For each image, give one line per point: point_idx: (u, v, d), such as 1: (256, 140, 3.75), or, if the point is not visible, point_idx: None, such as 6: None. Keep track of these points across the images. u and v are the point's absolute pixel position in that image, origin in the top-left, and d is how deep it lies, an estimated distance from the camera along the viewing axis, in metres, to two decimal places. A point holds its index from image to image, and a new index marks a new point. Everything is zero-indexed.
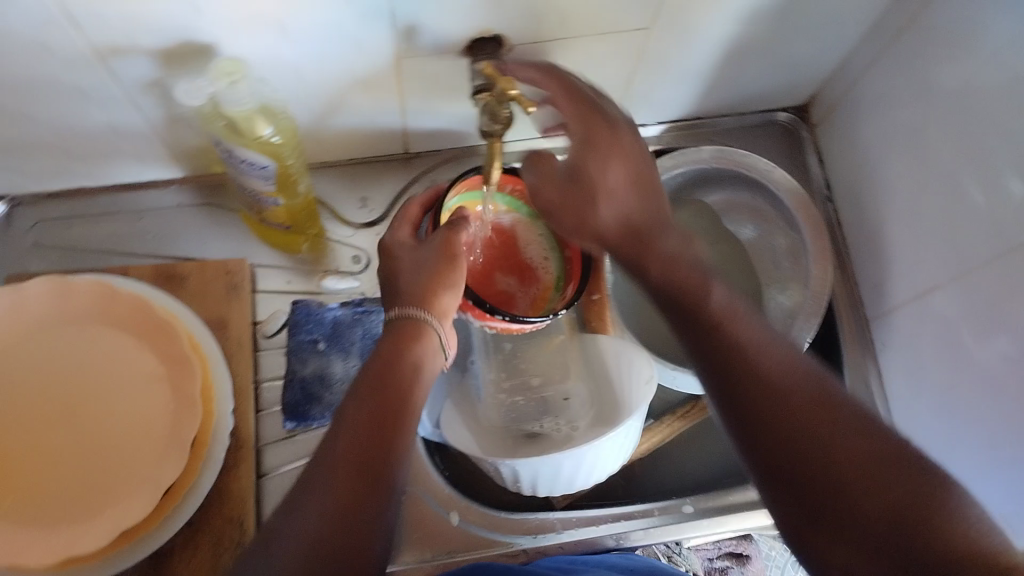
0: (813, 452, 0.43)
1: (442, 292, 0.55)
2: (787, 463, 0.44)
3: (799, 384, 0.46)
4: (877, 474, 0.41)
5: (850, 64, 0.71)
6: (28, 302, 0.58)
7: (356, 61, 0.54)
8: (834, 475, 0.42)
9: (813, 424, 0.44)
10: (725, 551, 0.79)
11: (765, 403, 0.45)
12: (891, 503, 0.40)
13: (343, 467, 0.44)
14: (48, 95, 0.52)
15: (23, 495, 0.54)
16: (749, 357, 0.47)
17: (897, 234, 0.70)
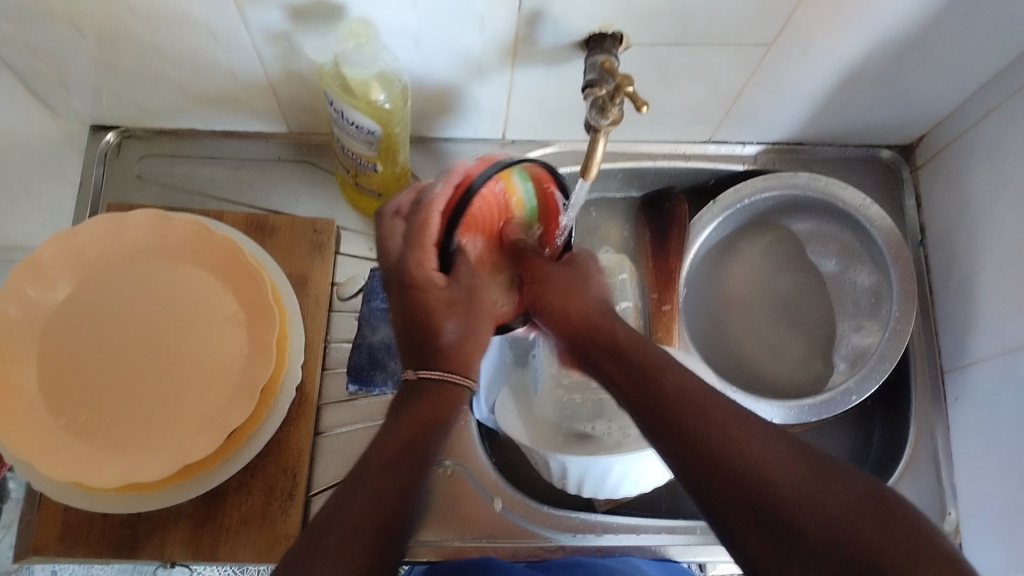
0: (741, 470, 0.42)
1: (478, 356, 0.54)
2: (712, 481, 0.42)
3: (722, 407, 0.46)
4: (814, 489, 0.40)
5: (966, 109, 0.69)
6: (126, 231, 0.60)
7: (476, 39, 0.55)
8: (770, 489, 0.40)
9: (741, 447, 0.43)
10: None
11: (698, 423, 0.45)
12: (840, 515, 0.38)
13: (373, 499, 0.45)
14: (179, 32, 0.53)
15: (98, 414, 0.55)
16: (680, 392, 0.47)
17: (989, 288, 0.68)
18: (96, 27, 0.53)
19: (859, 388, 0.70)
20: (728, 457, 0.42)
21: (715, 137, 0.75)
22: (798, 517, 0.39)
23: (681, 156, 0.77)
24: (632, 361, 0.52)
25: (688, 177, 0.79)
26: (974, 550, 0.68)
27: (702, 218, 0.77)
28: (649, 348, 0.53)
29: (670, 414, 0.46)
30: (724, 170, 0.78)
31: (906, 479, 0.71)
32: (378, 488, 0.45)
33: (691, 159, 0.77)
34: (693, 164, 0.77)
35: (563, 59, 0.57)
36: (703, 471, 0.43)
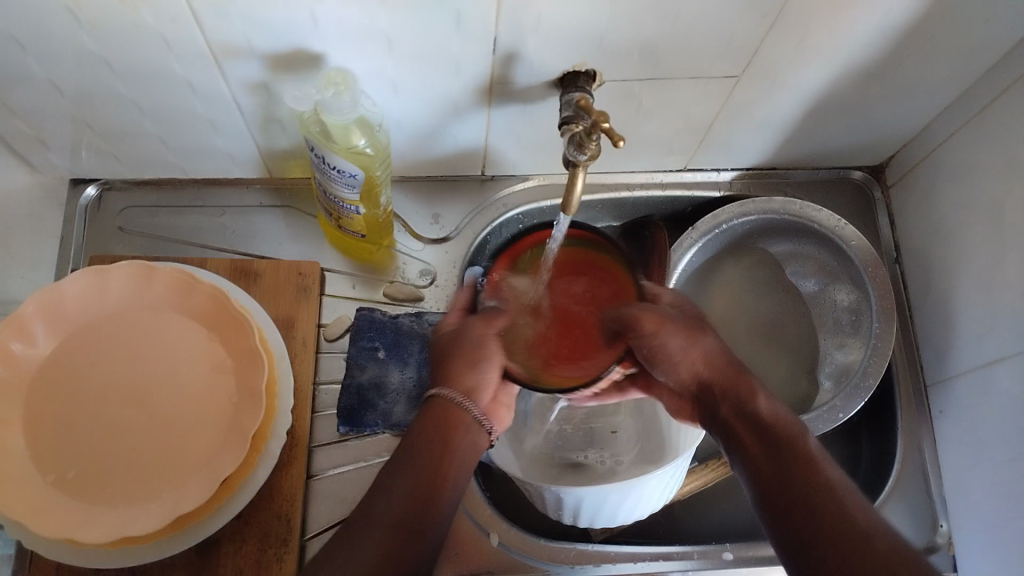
0: (831, 533, 0.47)
1: (467, 370, 0.54)
2: (811, 553, 0.47)
3: (822, 488, 0.49)
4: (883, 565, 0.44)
5: (932, 130, 0.71)
6: (110, 284, 0.60)
7: (453, 82, 0.56)
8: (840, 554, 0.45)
9: (832, 507, 0.48)
10: None
11: (832, 541, 0.46)
12: None
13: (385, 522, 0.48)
14: (160, 87, 0.54)
15: (86, 469, 0.55)
16: (800, 479, 0.50)
17: (966, 302, 0.69)
18: (76, 85, 0.53)
19: (845, 407, 0.71)
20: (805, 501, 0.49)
21: (690, 165, 0.76)
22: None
23: (658, 186, 0.78)
24: (780, 445, 0.52)
25: (666, 205, 0.80)
26: (967, 561, 0.69)
27: (683, 245, 0.77)
28: (807, 438, 0.53)
29: (769, 448, 0.52)
30: (701, 197, 0.79)
31: (895, 495, 0.72)
32: (390, 512, 0.49)
33: (668, 187, 0.78)
34: (670, 192, 0.78)
35: (538, 97, 0.58)
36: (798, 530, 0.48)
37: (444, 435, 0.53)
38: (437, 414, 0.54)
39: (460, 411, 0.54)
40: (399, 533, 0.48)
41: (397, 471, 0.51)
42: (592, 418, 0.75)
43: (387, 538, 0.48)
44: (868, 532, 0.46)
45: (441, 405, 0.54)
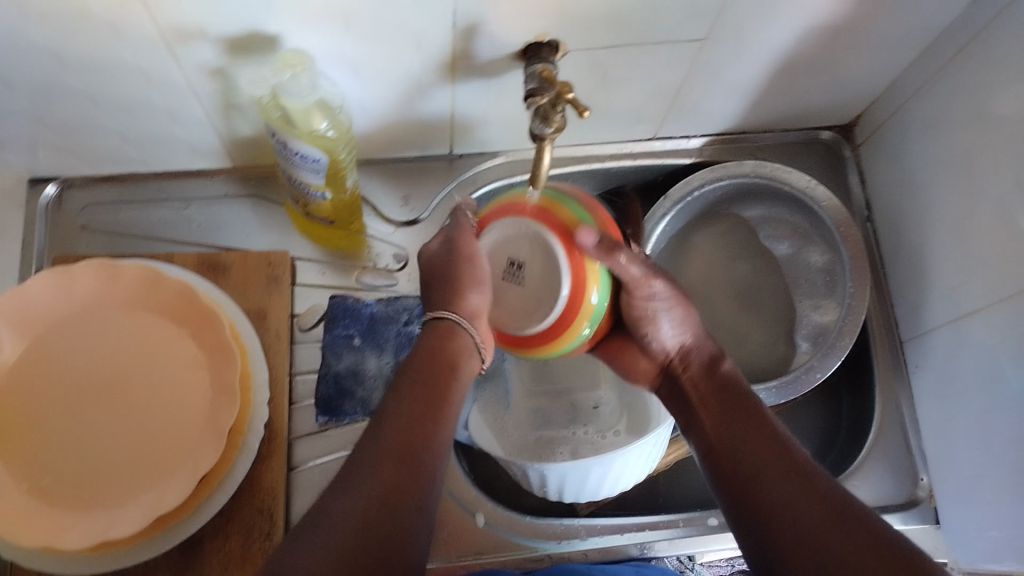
0: (762, 499, 0.49)
1: (459, 297, 0.54)
2: (745, 502, 0.50)
3: (754, 434, 0.53)
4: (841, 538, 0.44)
5: (898, 86, 0.71)
6: (73, 284, 0.58)
7: (414, 58, 0.55)
8: (795, 531, 0.46)
9: (767, 468, 0.50)
10: (736, 568, 0.73)
11: (752, 482, 0.50)
12: (809, 532, 0.45)
13: (388, 455, 0.47)
14: (111, 77, 0.52)
15: (60, 474, 0.54)
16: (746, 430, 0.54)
17: (937, 257, 0.70)
18: (26, 80, 0.51)
19: (823, 366, 0.71)
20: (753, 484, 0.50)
21: (659, 133, 0.76)
22: (792, 523, 0.46)
23: (629, 155, 0.77)
24: (724, 403, 0.57)
25: (636, 175, 0.80)
26: (949, 514, 0.70)
27: (654, 215, 0.77)
28: (759, 421, 0.54)
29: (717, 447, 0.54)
30: (671, 165, 0.79)
31: (876, 453, 0.73)
32: (395, 442, 0.48)
33: (639, 157, 0.78)
34: (640, 161, 0.78)
35: (503, 71, 0.57)
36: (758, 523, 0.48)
37: (438, 372, 0.52)
38: (433, 344, 0.54)
39: (464, 334, 0.54)
40: (392, 487, 0.46)
41: (380, 431, 0.49)
42: (574, 392, 0.74)
43: (379, 497, 0.45)
44: (790, 475, 0.49)
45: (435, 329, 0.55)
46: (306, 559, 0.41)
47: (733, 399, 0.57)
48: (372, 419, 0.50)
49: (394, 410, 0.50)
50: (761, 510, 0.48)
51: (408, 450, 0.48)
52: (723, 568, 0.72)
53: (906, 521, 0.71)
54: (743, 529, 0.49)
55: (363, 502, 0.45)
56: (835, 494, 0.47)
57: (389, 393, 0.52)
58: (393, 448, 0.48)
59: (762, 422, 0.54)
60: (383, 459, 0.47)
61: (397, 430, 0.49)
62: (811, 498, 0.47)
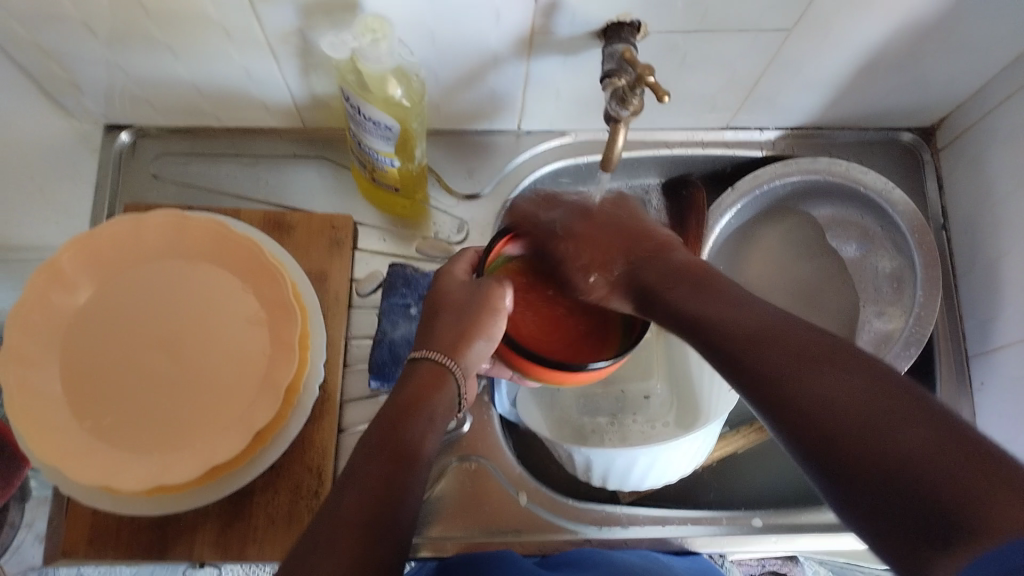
0: (793, 401, 0.39)
1: (463, 335, 0.51)
2: (736, 363, 0.43)
3: (768, 330, 0.43)
4: (895, 415, 0.35)
5: (988, 91, 0.68)
6: (144, 230, 0.59)
7: (492, 31, 0.54)
8: (834, 421, 0.37)
9: (779, 358, 0.41)
10: (767, 568, 0.75)
11: (756, 347, 0.43)
12: (837, 395, 0.37)
13: (349, 525, 0.42)
14: (192, 30, 0.53)
15: (121, 415, 0.55)
16: (748, 333, 0.44)
17: (1013, 272, 0.67)
18: (112, 28, 0.52)
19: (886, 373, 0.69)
20: (775, 379, 0.41)
21: (732, 123, 0.74)
22: (807, 403, 0.38)
23: (698, 144, 0.76)
24: (701, 305, 0.48)
25: (705, 165, 0.78)
26: None
27: (722, 204, 0.76)
28: (728, 292, 0.48)
29: (710, 322, 0.46)
30: (741, 156, 0.77)
31: None
32: (357, 513, 0.42)
33: (709, 146, 0.76)
34: (710, 151, 0.76)
35: (580, 49, 0.57)
36: (761, 383, 0.41)
37: (414, 426, 0.48)
38: (407, 400, 0.50)
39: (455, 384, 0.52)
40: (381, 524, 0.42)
41: (343, 496, 0.44)
42: (624, 382, 0.74)
43: (364, 531, 0.42)
44: (825, 363, 0.39)
45: (431, 365, 0.52)
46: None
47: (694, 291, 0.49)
48: (336, 484, 0.45)
49: (362, 464, 0.46)
50: (795, 413, 0.39)
51: (391, 482, 0.45)
52: (754, 567, 0.75)
53: None
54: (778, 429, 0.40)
55: None
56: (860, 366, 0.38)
57: (355, 452, 0.47)
58: (355, 515, 0.42)
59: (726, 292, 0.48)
60: (333, 539, 0.41)
61: (359, 498, 0.43)
62: (805, 353, 0.40)
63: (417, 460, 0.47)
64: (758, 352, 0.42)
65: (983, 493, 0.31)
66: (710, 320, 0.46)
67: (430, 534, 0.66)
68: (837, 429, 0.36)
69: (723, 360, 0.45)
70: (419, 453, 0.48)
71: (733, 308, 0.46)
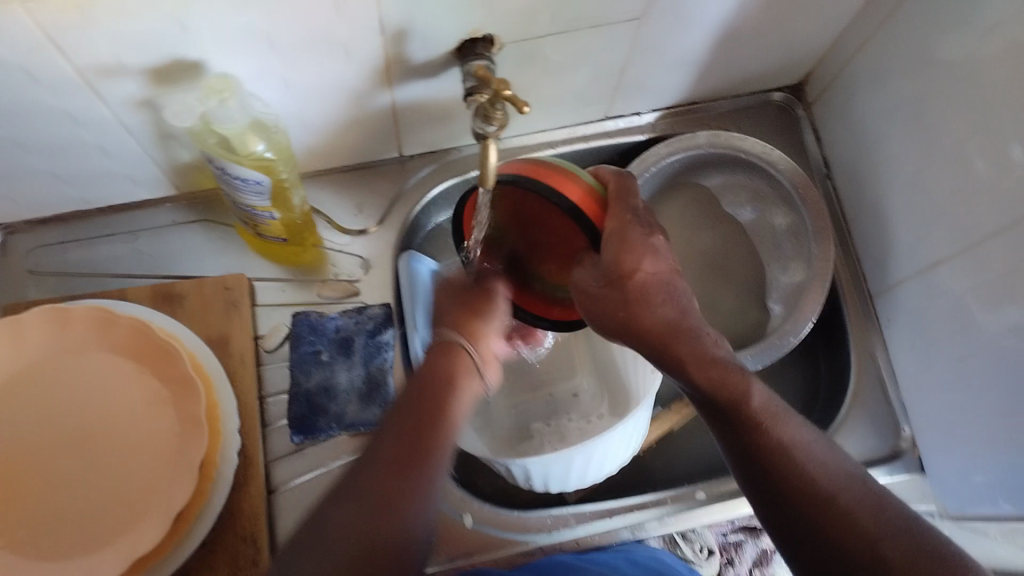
0: (806, 507, 0.46)
1: (472, 318, 0.57)
2: (746, 452, 0.49)
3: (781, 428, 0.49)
4: (901, 549, 0.43)
5: (844, 41, 0.70)
6: (23, 331, 0.57)
7: (347, 68, 0.53)
8: (852, 546, 0.44)
9: (793, 464, 0.47)
10: (739, 526, 0.78)
11: (765, 444, 0.49)
12: (845, 513, 0.45)
13: (388, 465, 0.46)
14: (35, 120, 0.51)
15: (30, 524, 0.53)
16: (765, 424, 0.49)
17: (897, 211, 0.69)
18: None
19: (794, 330, 0.70)
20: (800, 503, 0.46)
21: (610, 112, 0.75)
22: (821, 514, 0.45)
23: (582, 139, 0.76)
24: (712, 399, 0.51)
25: (591, 157, 0.79)
26: (932, 461, 0.70)
27: None
28: (728, 369, 0.52)
29: (724, 405, 0.50)
30: (625, 143, 0.78)
31: (856, 409, 0.74)
32: (393, 453, 0.47)
33: (592, 139, 0.77)
34: (594, 144, 0.77)
35: (440, 70, 0.56)
36: (771, 481, 0.48)
37: (436, 386, 0.51)
38: (434, 365, 0.53)
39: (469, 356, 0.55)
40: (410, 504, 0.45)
41: (381, 444, 0.48)
42: (552, 385, 0.75)
43: (396, 472, 0.46)
44: (832, 479, 0.47)
45: (446, 346, 0.55)
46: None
47: (699, 379, 0.51)
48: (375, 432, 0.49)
49: (392, 428, 0.48)
50: (803, 520, 0.46)
51: (427, 430, 0.49)
52: (726, 528, 0.77)
53: (894, 474, 0.71)
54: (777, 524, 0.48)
55: (348, 533, 0.43)
56: (869, 493, 0.46)
57: (394, 403, 0.52)
58: (393, 458, 0.47)
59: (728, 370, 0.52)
60: (358, 494, 0.45)
61: (396, 442, 0.47)
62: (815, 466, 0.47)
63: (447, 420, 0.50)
64: (773, 450, 0.48)
65: None
66: (724, 404, 0.50)
67: None
68: (848, 551, 0.44)
69: (752, 480, 0.49)
70: (448, 411, 0.51)
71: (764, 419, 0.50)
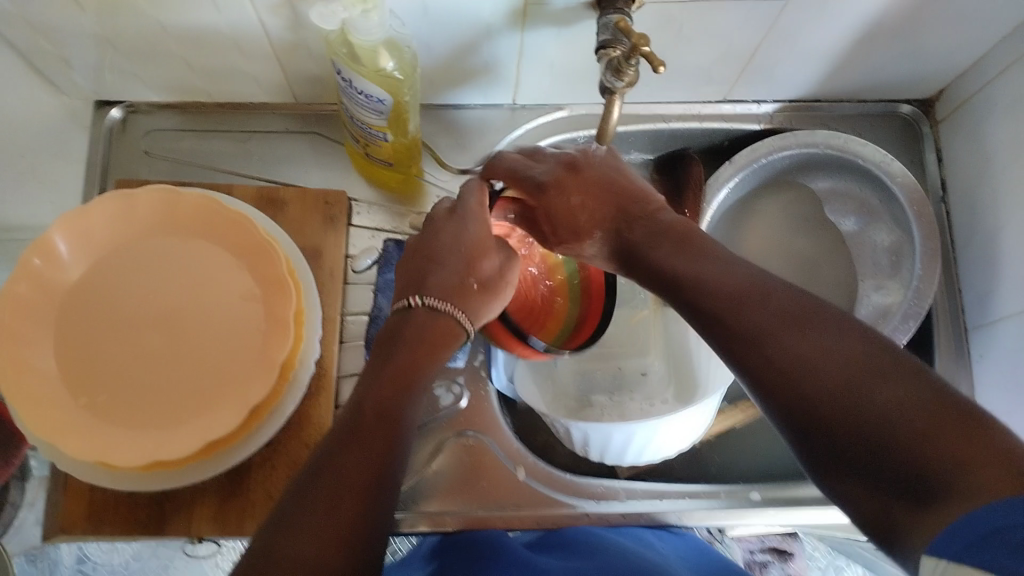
0: (779, 367, 0.40)
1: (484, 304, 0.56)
2: (716, 329, 0.45)
3: (775, 303, 0.43)
4: (871, 372, 0.37)
5: (988, 62, 0.68)
6: (137, 208, 0.59)
7: (485, 1, 0.53)
8: (819, 392, 0.38)
9: (773, 332, 0.41)
10: (767, 545, 0.79)
11: (737, 311, 0.44)
12: (842, 377, 0.38)
13: (364, 425, 0.45)
14: (180, 3, 0.52)
15: (117, 392, 0.55)
16: (718, 286, 0.46)
17: (1014, 244, 0.67)
18: (97, 0, 0.52)
19: None
20: (827, 400, 0.38)
21: (730, 96, 0.74)
22: (800, 374, 0.39)
23: (696, 117, 0.75)
24: (662, 259, 0.50)
25: (702, 139, 0.78)
26: None
27: (719, 177, 0.75)
28: (717, 260, 0.47)
29: (677, 276, 0.48)
30: (738, 130, 0.77)
31: None
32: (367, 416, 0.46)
33: (706, 119, 0.76)
34: (708, 124, 0.75)
35: (574, 20, 0.56)
36: (729, 343, 0.44)
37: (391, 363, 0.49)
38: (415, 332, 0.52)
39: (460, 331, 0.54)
40: (377, 474, 0.43)
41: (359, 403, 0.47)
42: (622, 358, 0.75)
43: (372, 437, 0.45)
44: (818, 328, 0.40)
45: (440, 323, 0.53)
46: (287, 547, 0.39)
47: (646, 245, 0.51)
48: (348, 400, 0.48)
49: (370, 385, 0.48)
50: (780, 384, 0.40)
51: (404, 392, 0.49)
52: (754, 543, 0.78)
53: None
54: (761, 396, 0.42)
55: (321, 492, 0.41)
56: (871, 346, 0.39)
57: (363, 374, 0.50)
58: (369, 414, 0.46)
59: (730, 270, 0.46)
60: (332, 458, 0.43)
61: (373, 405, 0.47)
62: (789, 324, 0.41)
63: (411, 396, 0.49)
64: (732, 312, 0.44)
65: (949, 448, 0.34)
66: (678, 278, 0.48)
67: (429, 509, 0.66)
68: (808, 397, 0.39)
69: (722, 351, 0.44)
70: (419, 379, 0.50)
71: (753, 303, 0.44)
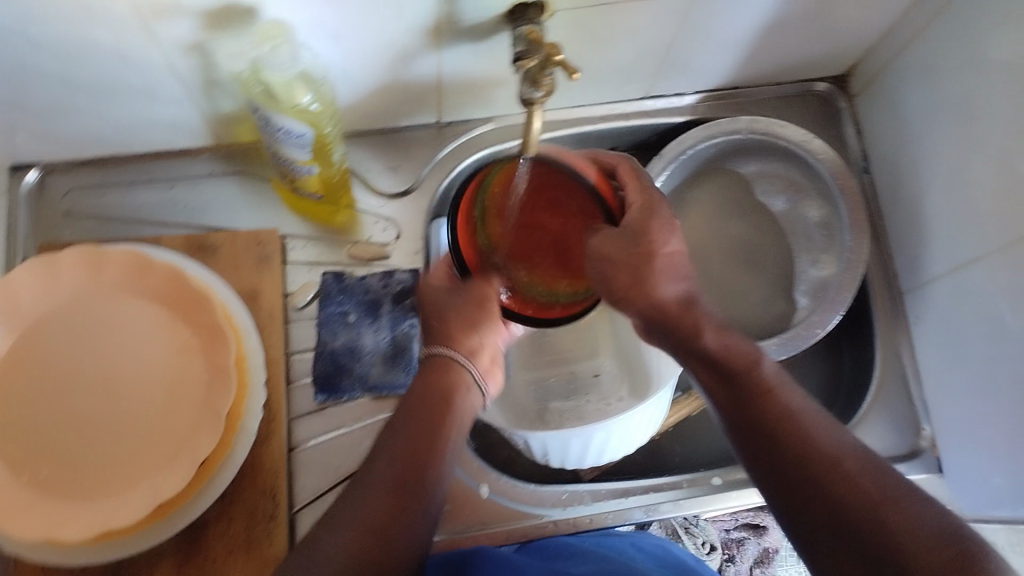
0: (809, 475, 0.48)
1: (469, 332, 0.58)
2: (755, 430, 0.51)
3: (815, 425, 0.50)
4: (887, 501, 0.45)
5: (894, 34, 0.69)
6: (60, 271, 0.57)
7: (398, 25, 0.53)
8: (845, 504, 0.46)
9: (813, 449, 0.49)
10: (743, 522, 0.81)
11: (775, 425, 0.51)
12: (865, 496, 0.45)
13: (394, 474, 0.50)
14: (85, 58, 0.51)
15: (58, 462, 0.53)
16: (765, 395, 0.52)
17: (936, 208, 0.69)
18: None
19: (821, 322, 0.70)
20: (850, 516, 0.45)
21: (652, 91, 0.74)
22: (828, 483, 0.47)
23: (620, 116, 0.76)
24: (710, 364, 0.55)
25: (629, 136, 0.78)
26: (951, 463, 0.70)
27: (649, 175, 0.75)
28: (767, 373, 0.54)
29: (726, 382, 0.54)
30: (663, 124, 0.77)
31: (877, 405, 0.73)
32: (397, 461, 0.51)
33: (631, 118, 0.76)
34: (633, 122, 0.76)
35: (489, 34, 0.56)
36: (766, 445, 0.50)
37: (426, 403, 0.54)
38: (424, 385, 0.56)
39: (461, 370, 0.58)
40: (398, 514, 0.49)
41: (391, 447, 0.52)
42: (574, 362, 0.74)
43: (399, 483, 0.50)
44: (852, 459, 0.48)
45: (440, 360, 0.58)
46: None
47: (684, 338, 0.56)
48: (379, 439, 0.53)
49: (400, 429, 0.53)
50: (807, 489, 0.47)
51: (434, 439, 0.53)
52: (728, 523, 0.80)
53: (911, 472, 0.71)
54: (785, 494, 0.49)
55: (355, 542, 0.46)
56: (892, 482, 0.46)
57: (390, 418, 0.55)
58: (401, 461, 0.51)
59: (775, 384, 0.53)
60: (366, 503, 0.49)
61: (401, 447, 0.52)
62: (828, 444, 0.49)
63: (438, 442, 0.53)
64: (775, 420, 0.51)
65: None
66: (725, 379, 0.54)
67: None
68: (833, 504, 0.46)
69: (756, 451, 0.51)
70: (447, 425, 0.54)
71: (792, 423, 0.50)
